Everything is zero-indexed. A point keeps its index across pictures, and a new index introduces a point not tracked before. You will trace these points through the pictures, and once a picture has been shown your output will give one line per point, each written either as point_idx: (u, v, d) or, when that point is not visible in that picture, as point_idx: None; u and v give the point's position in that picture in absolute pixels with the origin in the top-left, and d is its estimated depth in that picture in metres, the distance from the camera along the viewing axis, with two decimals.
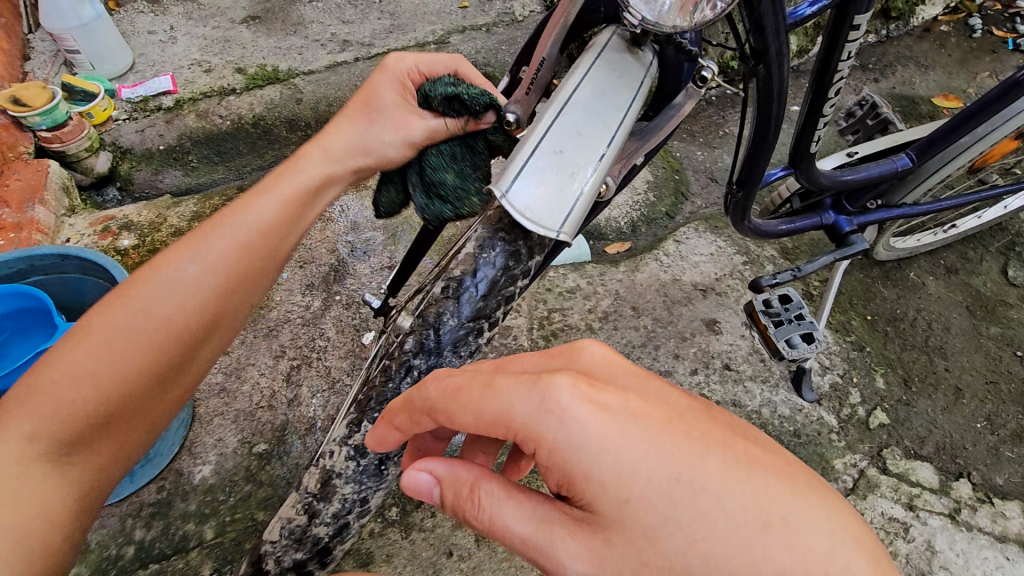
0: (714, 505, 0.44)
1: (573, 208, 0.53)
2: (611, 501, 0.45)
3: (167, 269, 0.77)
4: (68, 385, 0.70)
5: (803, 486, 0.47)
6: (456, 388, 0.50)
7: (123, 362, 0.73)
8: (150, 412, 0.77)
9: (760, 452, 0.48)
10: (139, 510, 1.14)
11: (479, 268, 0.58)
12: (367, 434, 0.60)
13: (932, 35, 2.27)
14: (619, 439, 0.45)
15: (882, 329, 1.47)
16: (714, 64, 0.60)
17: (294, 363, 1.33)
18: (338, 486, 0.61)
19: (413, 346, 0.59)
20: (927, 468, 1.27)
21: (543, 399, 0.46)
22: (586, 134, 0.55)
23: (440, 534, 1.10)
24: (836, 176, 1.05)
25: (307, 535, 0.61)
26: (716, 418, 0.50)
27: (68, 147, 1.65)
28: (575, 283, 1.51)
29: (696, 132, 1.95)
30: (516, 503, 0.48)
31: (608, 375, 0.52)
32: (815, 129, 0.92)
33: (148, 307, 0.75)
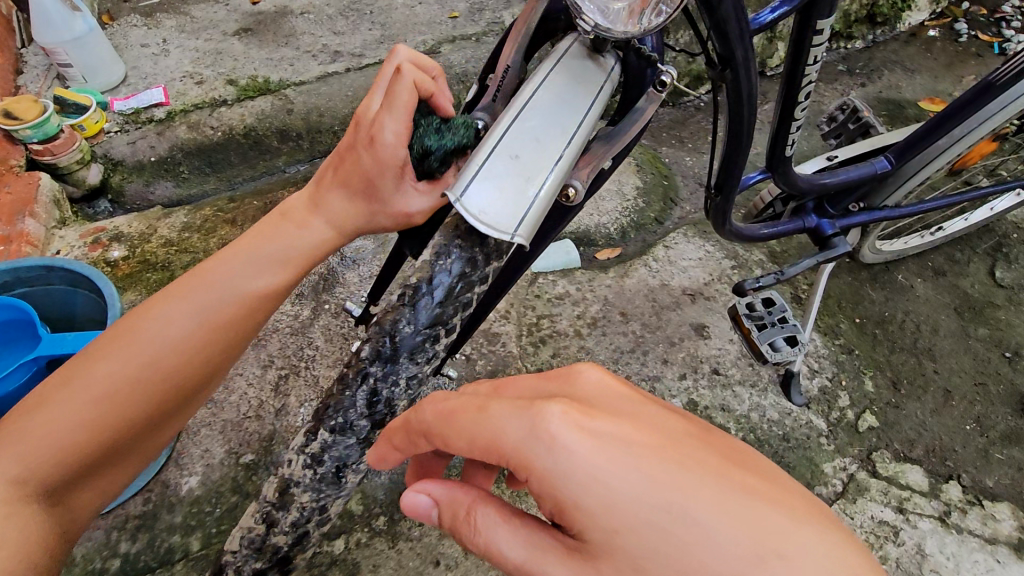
0: (704, 533, 0.41)
1: (529, 210, 0.53)
2: (599, 527, 0.42)
3: (165, 320, 0.72)
4: (68, 432, 0.69)
5: (803, 516, 0.43)
6: (450, 410, 0.49)
7: (122, 415, 0.71)
8: (145, 447, 0.77)
9: (758, 481, 0.44)
10: (125, 522, 1.14)
11: (435, 276, 0.58)
12: (323, 443, 0.58)
13: (919, 40, 2.29)
14: (608, 467, 0.43)
15: (870, 332, 1.47)
16: (673, 69, 0.61)
17: (282, 373, 1.32)
18: (296, 495, 0.59)
19: (370, 354, 0.58)
20: (917, 471, 1.27)
21: (533, 425, 0.44)
22: (543, 138, 0.55)
23: (428, 543, 1.10)
24: (814, 180, 1.06)
25: (267, 543, 0.61)
26: (710, 444, 0.47)
27: (59, 159, 1.65)
28: (563, 290, 1.51)
29: (685, 139, 1.96)
30: (511, 528, 0.46)
31: (602, 400, 0.48)
32: (790, 132, 0.92)
33: (149, 364, 0.71)
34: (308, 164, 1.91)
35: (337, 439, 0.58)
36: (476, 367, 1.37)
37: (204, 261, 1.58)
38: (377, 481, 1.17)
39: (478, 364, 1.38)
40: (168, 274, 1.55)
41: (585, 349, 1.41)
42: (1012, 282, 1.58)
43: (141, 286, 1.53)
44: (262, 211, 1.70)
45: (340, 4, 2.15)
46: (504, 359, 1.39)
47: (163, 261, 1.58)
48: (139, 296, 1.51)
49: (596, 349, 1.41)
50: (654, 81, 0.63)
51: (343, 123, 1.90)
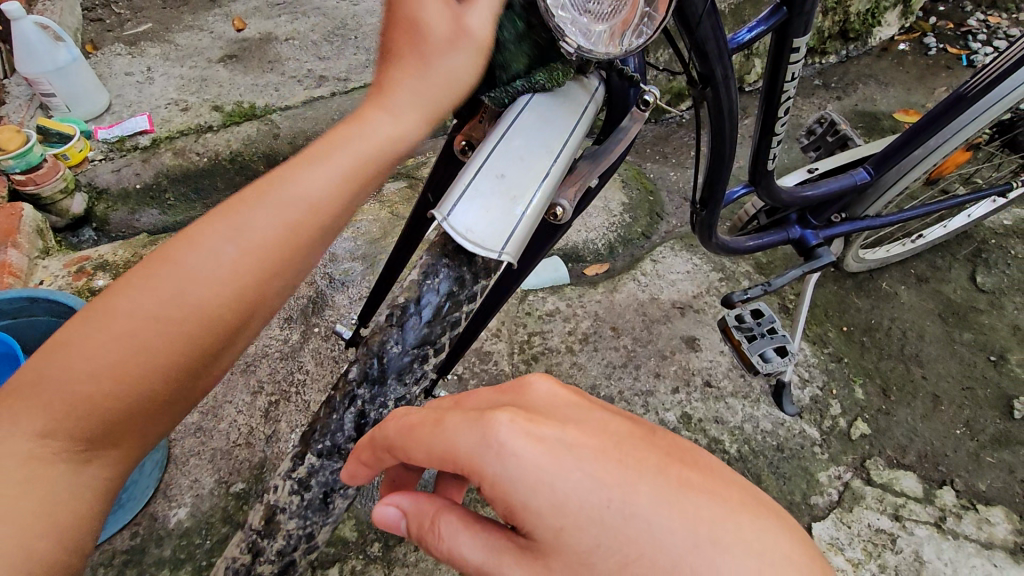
0: (649, 531, 0.39)
1: (516, 229, 0.53)
2: (545, 528, 0.40)
3: (198, 246, 0.51)
4: (90, 384, 0.49)
5: (742, 506, 0.41)
6: (411, 423, 0.46)
7: (139, 371, 0.50)
8: (163, 421, 0.54)
9: (699, 476, 0.42)
10: (111, 559, 1.10)
11: (423, 295, 0.58)
12: (310, 466, 0.55)
13: (890, 54, 2.37)
14: (555, 471, 0.40)
15: (858, 340, 1.49)
16: (656, 89, 0.63)
17: (272, 399, 1.31)
18: (282, 521, 0.55)
19: (358, 374, 0.57)
20: (911, 477, 1.28)
21: (483, 434, 0.41)
22: (528, 158, 0.56)
23: (424, 568, 1.08)
24: (795, 192, 1.08)
25: (251, 575, 0.56)
26: (656, 443, 0.44)
27: (43, 189, 1.64)
28: (554, 306, 1.52)
29: (668, 154, 2.00)
30: (474, 534, 0.42)
31: (550, 408, 0.45)
32: (770, 148, 0.94)
33: (173, 305, 0.50)
34: None
35: (325, 463, 0.56)
36: (468, 387, 1.37)
37: None
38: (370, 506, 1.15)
39: (470, 384, 1.38)
40: None
41: (577, 365, 1.41)
42: (993, 286, 1.61)
43: None
44: None
45: (324, 30, 2.17)
46: (496, 377, 1.39)
47: None
48: None
49: (588, 365, 1.41)
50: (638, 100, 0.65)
51: None
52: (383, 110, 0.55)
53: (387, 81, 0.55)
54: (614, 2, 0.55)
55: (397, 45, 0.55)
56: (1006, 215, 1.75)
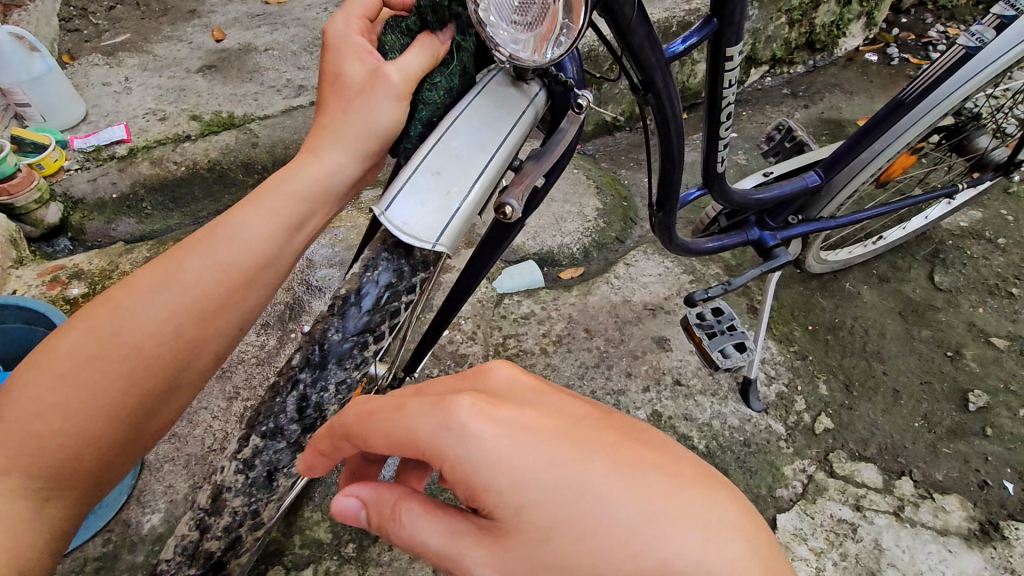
0: (602, 505, 0.41)
1: (450, 224, 0.57)
2: (506, 505, 0.42)
3: (143, 289, 0.67)
4: (49, 411, 0.62)
5: (689, 482, 0.43)
6: (372, 411, 0.48)
7: (96, 394, 0.64)
8: (131, 444, 0.68)
9: (654, 453, 0.44)
10: (83, 565, 1.10)
11: (363, 287, 0.60)
12: (254, 447, 0.59)
13: (855, 64, 2.46)
14: (514, 450, 0.42)
15: (822, 338, 1.54)
16: (589, 94, 0.67)
17: (248, 404, 1.32)
18: (228, 499, 0.60)
19: (301, 361, 0.60)
20: (871, 469, 1.32)
21: (445, 418, 0.43)
22: (464, 158, 0.59)
23: (399, 567, 1.09)
24: (748, 194, 1.12)
25: (200, 550, 0.60)
26: (610, 424, 0.46)
27: (16, 199, 1.64)
28: (529, 309, 1.55)
29: (642, 161, 2.06)
30: (434, 518, 0.45)
31: (510, 393, 0.48)
32: (718, 152, 0.99)
33: (124, 339, 0.65)
34: None
35: (268, 444, 0.60)
36: None
37: None
38: None
39: None
40: None
41: (551, 366, 1.44)
42: (950, 285, 1.68)
43: None
44: None
45: (304, 40, 2.20)
46: None
47: None
48: None
49: (562, 365, 1.45)
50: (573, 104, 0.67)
51: None
52: (306, 159, 0.70)
53: (307, 150, 0.71)
54: (539, 10, 0.56)
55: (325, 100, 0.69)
56: (963, 217, 1.83)
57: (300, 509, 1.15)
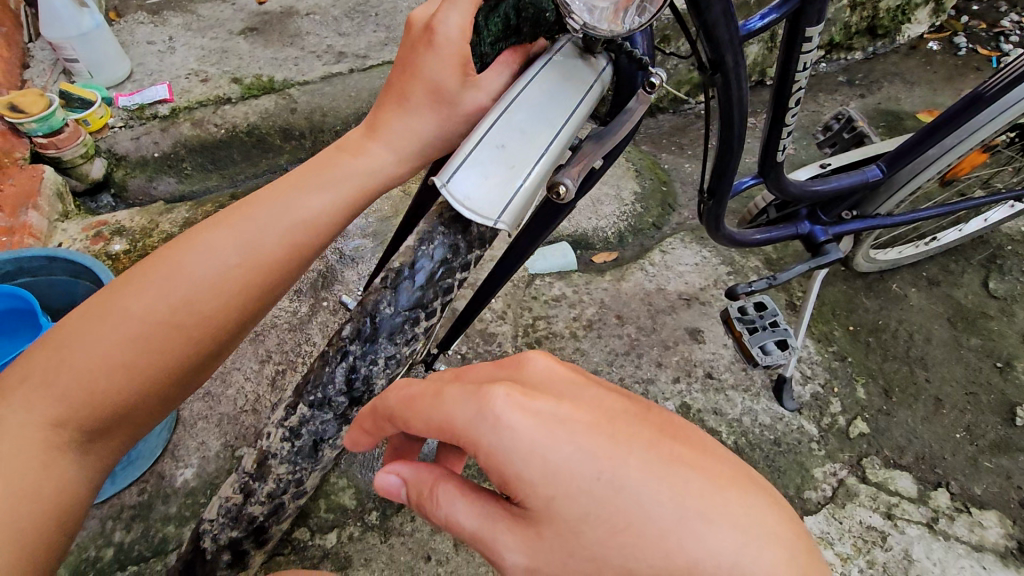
0: (639, 500, 0.41)
1: (512, 201, 0.55)
2: (538, 496, 0.42)
3: (204, 256, 0.66)
4: (104, 375, 0.63)
5: (726, 482, 0.43)
6: (413, 397, 0.48)
7: (155, 359, 0.64)
8: (168, 399, 0.70)
9: (690, 451, 0.45)
10: (119, 513, 1.14)
11: (417, 260, 0.59)
12: (301, 416, 0.59)
13: (918, 53, 2.31)
14: (550, 441, 0.42)
15: (864, 340, 1.49)
16: (662, 71, 0.62)
17: (279, 368, 1.34)
18: (273, 466, 0.60)
19: (351, 333, 0.59)
20: (906, 478, 1.28)
21: (480, 406, 0.43)
22: (529, 132, 0.57)
23: (420, 538, 1.10)
24: (806, 186, 1.07)
25: (243, 512, 0.62)
26: (647, 420, 0.46)
27: (63, 153, 1.69)
28: (560, 292, 1.53)
29: (685, 145, 1.99)
30: (468, 501, 0.44)
31: (546, 382, 0.47)
32: (780, 139, 0.94)
33: (184, 305, 0.65)
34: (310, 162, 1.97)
35: (316, 413, 0.59)
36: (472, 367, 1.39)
37: None
38: (370, 477, 1.17)
39: (474, 363, 1.40)
40: None
41: (580, 351, 1.43)
42: (1005, 293, 1.59)
43: None
44: None
45: (346, 6, 2.17)
46: (499, 359, 1.41)
47: None
48: None
49: (591, 351, 1.43)
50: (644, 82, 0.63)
51: (345, 123, 1.92)
52: (381, 147, 0.69)
53: (378, 128, 0.69)
54: None
55: (412, 92, 0.66)
56: None
57: (326, 475, 1.17)
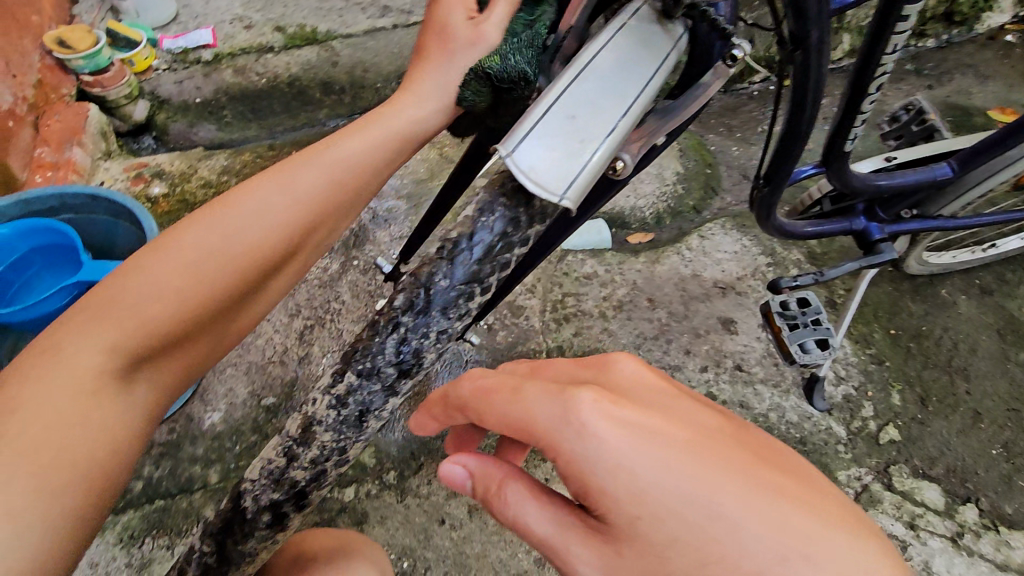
0: (732, 531, 0.41)
1: (579, 175, 0.51)
2: (623, 512, 0.43)
3: (253, 193, 0.65)
4: (159, 299, 0.58)
5: (835, 523, 0.41)
6: (485, 389, 0.50)
7: (207, 287, 0.60)
8: (213, 345, 0.66)
9: (790, 483, 0.43)
10: (150, 449, 1.19)
11: (476, 232, 0.58)
12: (349, 385, 0.58)
13: (997, 44, 2.15)
14: (639, 456, 0.43)
15: (905, 345, 1.43)
16: (747, 44, 0.58)
17: (307, 323, 1.35)
18: (318, 433, 0.59)
19: (403, 304, 0.58)
20: (934, 489, 1.24)
21: (565, 410, 0.44)
22: (599, 103, 0.54)
23: (435, 502, 1.12)
24: (870, 179, 1.01)
25: (285, 476, 0.60)
26: (744, 443, 0.46)
27: (108, 92, 1.70)
28: (592, 269, 1.50)
29: (734, 127, 1.91)
30: (538, 504, 0.46)
31: (633, 391, 0.48)
32: (852, 126, 0.89)
33: (238, 235, 0.62)
34: (348, 119, 1.89)
35: (364, 383, 0.58)
36: (498, 338, 1.38)
37: None
38: (390, 438, 1.18)
39: (500, 335, 1.39)
40: None
41: (608, 332, 1.40)
42: None
43: (179, 225, 1.59)
44: None
45: None
46: (526, 332, 1.39)
47: (202, 202, 1.63)
48: None
49: (619, 332, 1.40)
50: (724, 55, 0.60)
51: (386, 81, 1.88)
52: (408, 100, 0.73)
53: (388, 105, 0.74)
54: None
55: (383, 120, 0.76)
56: None
57: None
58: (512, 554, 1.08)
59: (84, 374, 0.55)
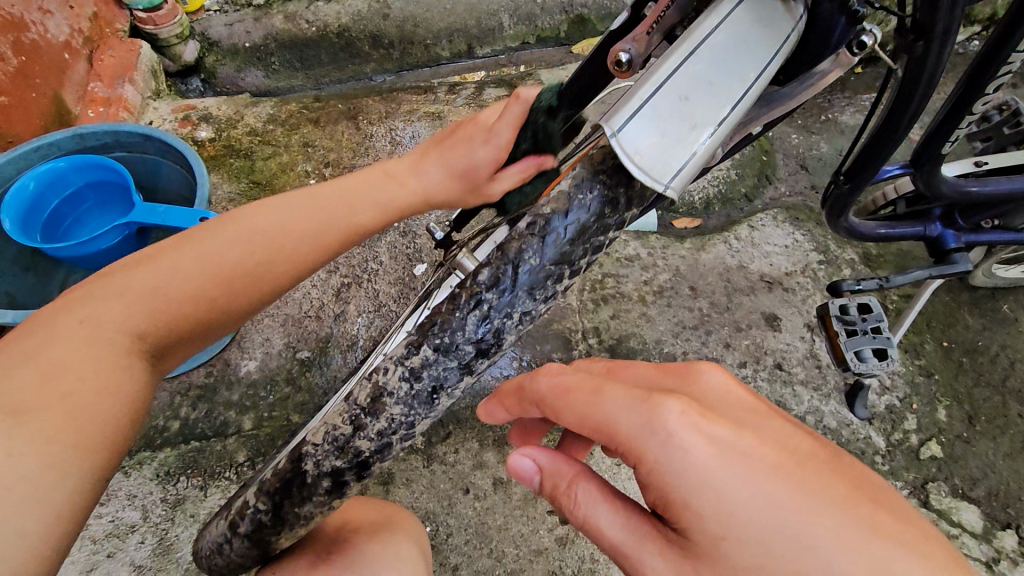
0: (816, 557, 0.44)
1: (684, 164, 0.52)
2: (707, 531, 0.46)
3: (285, 210, 0.79)
4: (166, 292, 0.72)
5: (931, 564, 0.43)
6: (565, 387, 0.55)
7: (205, 291, 0.74)
8: (219, 324, 0.78)
9: (878, 513, 0.46)
10: (188, 390, 1.21)
11: (571, 211, 0.55)
12: (424, 359, 0.57)
13: None
14: (727, 474, 0.46)
15: (957, 360, 1.36)
16: (876, 32, 0.55)
17: (345, 281, 1.34)
18: (388, 405, 0.58)
19: (488, 279, 0.56)
20: (973, 511, 1.20)
21: (651, 420, 0.48)
22: (714, 87, 0.53)
23: (460, 470, 1.13)
24: (960, 186, 0.93)
25: (349, 445, 0.59)
26: (836, 470, 0.48)
27: (160, 31, 1.70)
28: (635, 252, 1.46)
29: (795, 114, 1.82)
30: (611, 507, 0.51)
31: (721, 405, 0.51)
32: (955, 128, 0.83)
33: (250, 252, 0.76)
34: (395, 75, 1.92)
35: (439, 358, 0.57)
36: None
37: (284, 156, 1.61)
38: None
39: None
40: (250, 163, 1.60)
41: (646, 317, 1.37)
42: None
43: (223, 171, 1.59)
44: (345, 116, 1.69)
45: None
46: (562, 311, 1.37)
47: (247, 150, 1.62)
48: (221, 180, 1.57)
49: (657, 319, 1.37)
50: (850, 42, 0.56)
51: (436, 37, 1.88)
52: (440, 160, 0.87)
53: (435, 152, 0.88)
54: None
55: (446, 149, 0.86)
56: None
57: None
58: (533, 530, 1.08)
59: (117, 349, 0.68)
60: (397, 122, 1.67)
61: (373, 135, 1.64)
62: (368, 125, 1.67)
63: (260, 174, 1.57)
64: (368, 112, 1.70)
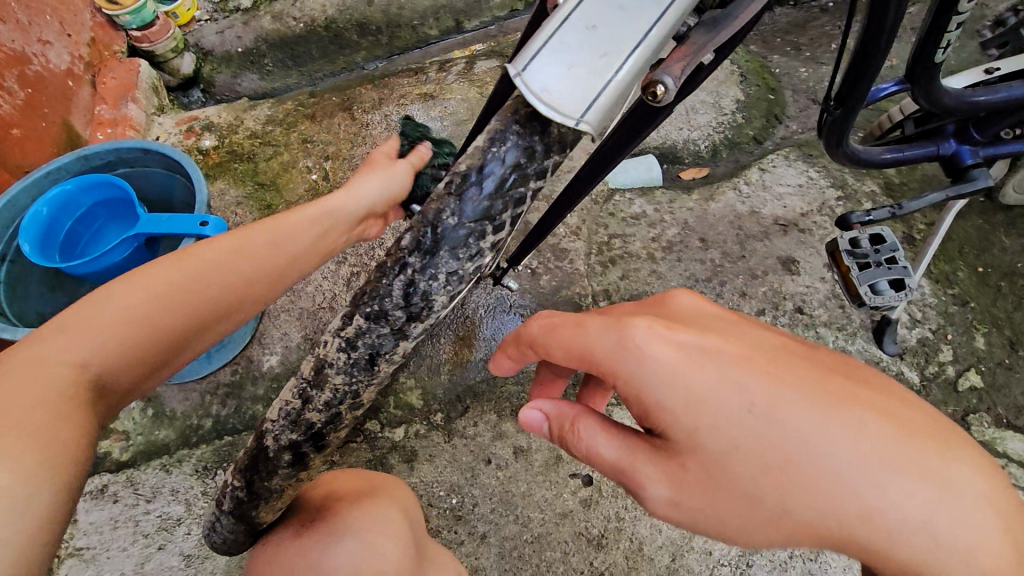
0: (794, 435, 0.49)
1: (599, 96, 0.49)
2: (684, 428, 0.51)
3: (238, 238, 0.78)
4: (119, 319, 0.67)
5: (903, 424, 0.50)
6: (552, 326, 0.60)
7: (159, 320, 0.69)
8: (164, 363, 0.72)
9: (859, 400, 0.51)
10: (216, 389, 1.26)
11: (487, 164, 0.56)
12: (358, 327, 0.60)
13: None
14: (695, 370, 0.52)
15: (994, 284, 1.29)
16: None
17: (354, 270, 1.36)
18: (330, 375, 0.64)
19: (410, 244, 0.58)
20: (1019, 440, 1.15)
21: (623, 336, 0.54)
22: (629, 12, 0.50)
23: (481, 443, 1.14)
24: (965, 97, 0.87)
25: (302, 417, 0.66)
26: (809, 358, 0.54)
27: (156, 46, 1.72)
28: (641, 209, 1.42)
29: (803, 46, 1.73)
30: (607, 434, 0.55)
31: (693, 317, 0.58)
32: (946, 33, 0.76)
33: (200, 279, 0.73)
34: (387, 61, 1.92)
35: (372, 326, 0.60)
36: (541, 282, 1.32)
37: (285, 155, 1.64)
38: (438, 380, 1.21)
39: (544, 280, 1.33)
40: (253, 165, 1.63)
41: (657, 274, 1.33)
42: None
43: (228, 176, 1.62)
44: (340, 108, 1.70)
45: None
46: (570, 277, 1.33)
47: (249, 152, 1.65)
48: (227, 186, 1.60)
49: (668, 275, 1.33)
50: None
51: (422, 17, 1.87)
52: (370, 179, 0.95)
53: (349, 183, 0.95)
54: None
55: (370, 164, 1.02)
56: None
57: (396, 374, 1.22)
58: (558, 494, 1.09)
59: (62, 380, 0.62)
60: (392, 107, 1.67)
61: (370, 123, 1.64)
62: (364, 113, 1.67)
63: (264, 175, 1.60)
64: (362, 101, 1.71)
